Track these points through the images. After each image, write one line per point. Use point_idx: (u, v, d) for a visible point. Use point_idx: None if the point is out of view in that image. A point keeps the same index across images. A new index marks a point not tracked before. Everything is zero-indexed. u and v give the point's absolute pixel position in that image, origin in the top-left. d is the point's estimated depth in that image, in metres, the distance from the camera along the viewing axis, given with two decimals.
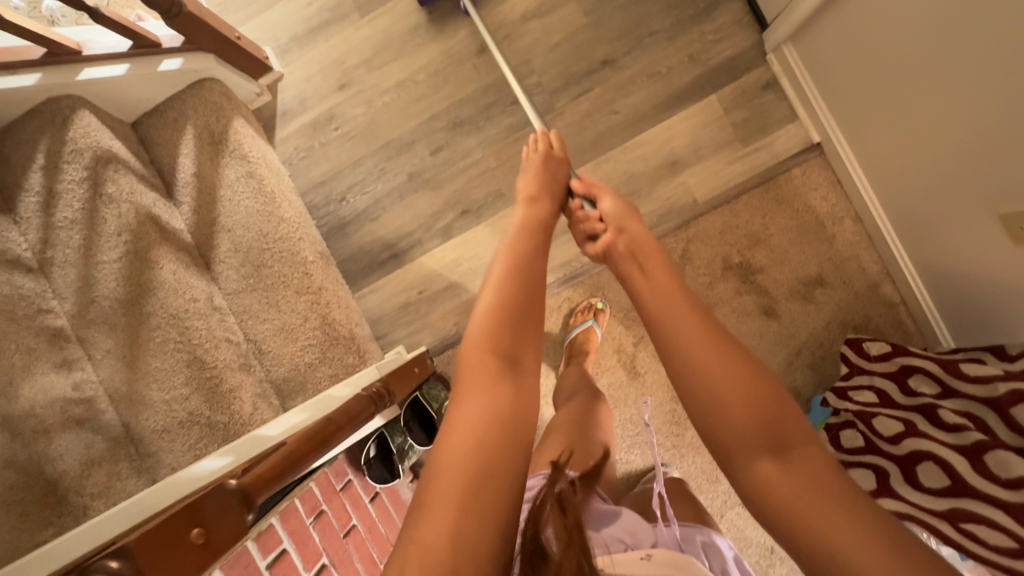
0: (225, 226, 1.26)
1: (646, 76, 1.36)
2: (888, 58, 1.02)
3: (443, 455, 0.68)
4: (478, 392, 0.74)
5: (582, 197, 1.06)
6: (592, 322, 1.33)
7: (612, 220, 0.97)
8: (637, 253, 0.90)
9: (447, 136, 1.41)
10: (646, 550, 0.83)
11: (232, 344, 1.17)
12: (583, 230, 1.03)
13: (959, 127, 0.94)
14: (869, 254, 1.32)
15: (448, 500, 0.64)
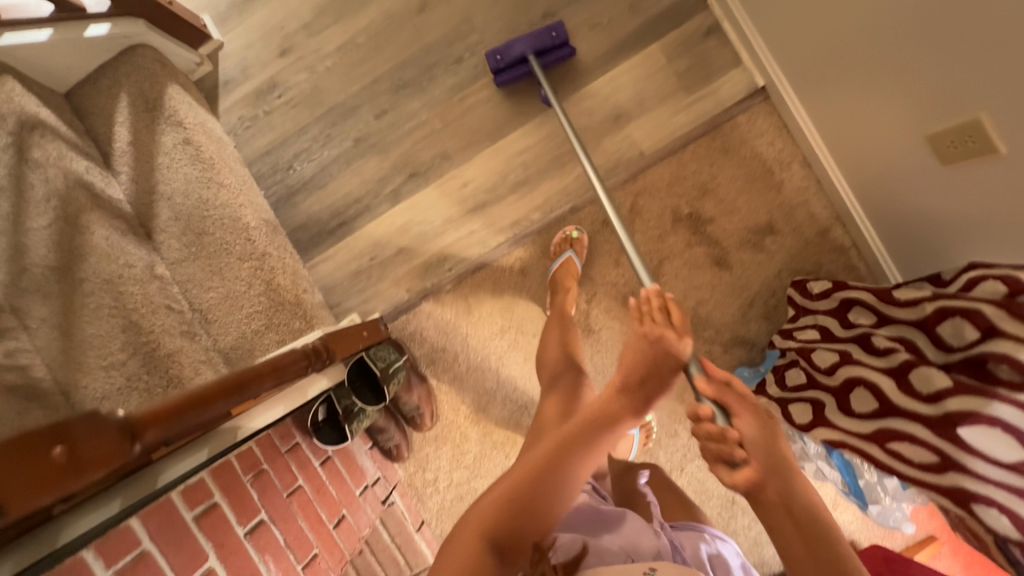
0: (164, 194, 1.24)
1: (588, 29, 1.34)
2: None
3: (476, 532, 0.68)
4: (545, 476, 0.72)
5: (712, 402, 0.82)
6: (571, 253, 1.30)
7: (754, 451, 0.74)
8: (800, 517, 0.68)
9: (391, 99, 1.40)
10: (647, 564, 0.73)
11: (173, 311, 1.18)
12: (715, 454, 0.78)
13: (893, 49, 0.92)
14: (818, 199, 1.31)
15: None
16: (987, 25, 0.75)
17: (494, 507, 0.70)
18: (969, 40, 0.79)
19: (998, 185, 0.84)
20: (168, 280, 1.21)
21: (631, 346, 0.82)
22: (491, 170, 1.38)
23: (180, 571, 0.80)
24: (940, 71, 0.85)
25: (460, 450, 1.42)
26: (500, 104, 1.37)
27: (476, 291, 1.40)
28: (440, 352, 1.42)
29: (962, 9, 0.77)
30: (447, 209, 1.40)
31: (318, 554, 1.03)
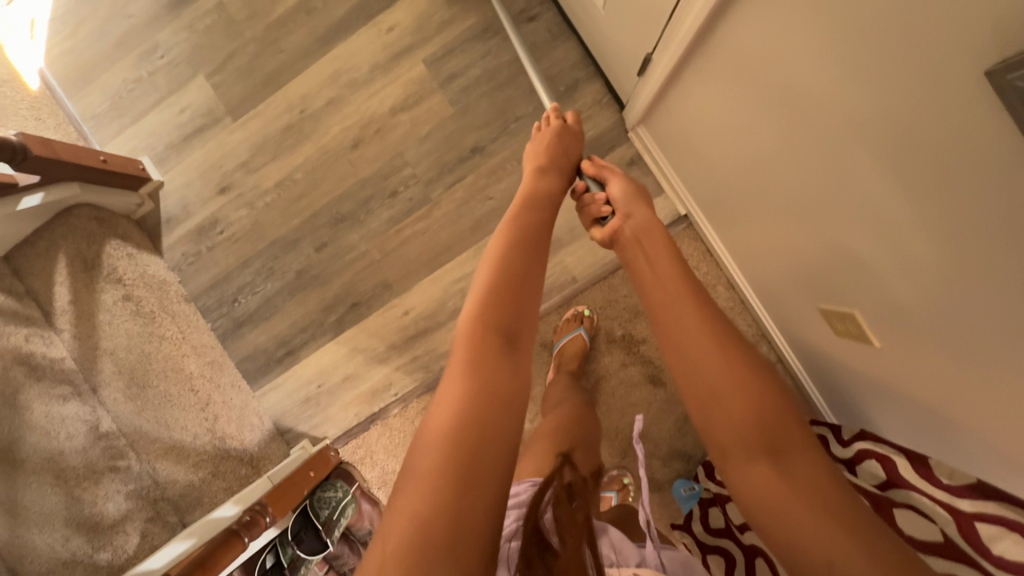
0: (107, 348, 1.30)
1: (516, 161, 1.39)
2: (720, 152, 1.05)
3: (433, 458, 0.60)
4: (485, 362, 0.68)
5: (591, 179, 0.99)
6: (581, 329, 1.34)
7: (620, 205, 0.92)
8: (647, 251, 0.86)
9: (330, 232, 1.43)
10: None
11: (118, 472, 1.21)
12: (590, 214, 0.98)
13: (779, 231, 1.00)
14: (743, 317, 1.36)
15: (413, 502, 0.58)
16: (842, 254, 0.84)
17: (450, 412, 0.64)
18: (833, 259, 0.87)
19: (876, 369, 0.89)
20: (114, 435, 1.24)
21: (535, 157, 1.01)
22: (429, 297, 1.42)
23: None
24: (818, 262, 0.92)
25: None
26: (435, 234, 1.41)
27: (422, 415, 1.43)
28: (391, 475, 1.45)
29: (824, 225, 0.84)
30: (390, 336, 1.44)
31: None
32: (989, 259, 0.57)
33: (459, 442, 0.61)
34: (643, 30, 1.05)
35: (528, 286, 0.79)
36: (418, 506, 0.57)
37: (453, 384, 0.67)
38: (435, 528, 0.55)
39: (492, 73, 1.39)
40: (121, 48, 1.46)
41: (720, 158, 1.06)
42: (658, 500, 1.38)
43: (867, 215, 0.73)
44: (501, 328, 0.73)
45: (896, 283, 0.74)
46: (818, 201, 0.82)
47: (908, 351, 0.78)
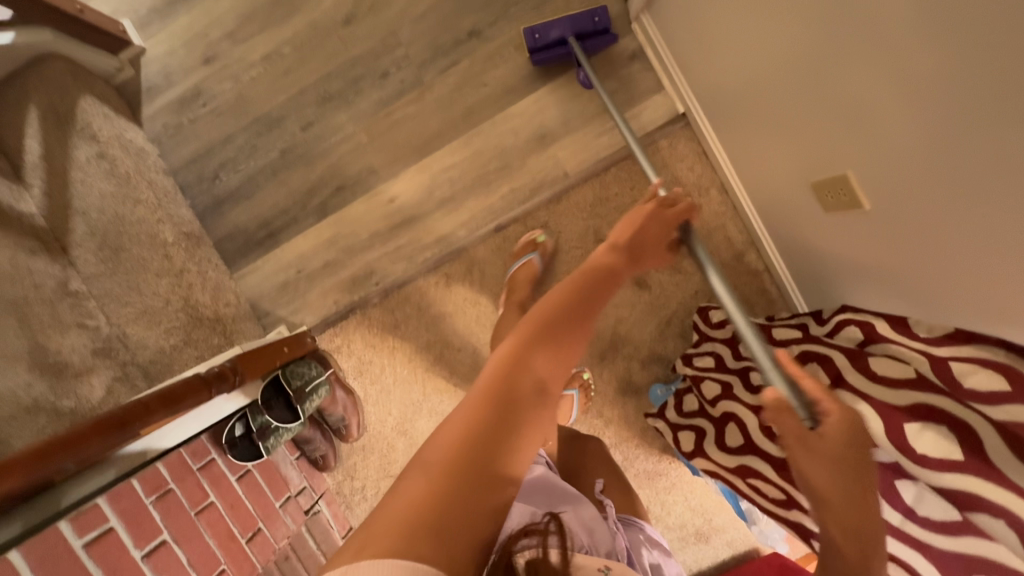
0: (79, 208, 1.24)
1: (514, 47, 1.34)
2: (727, 23, 1.01)
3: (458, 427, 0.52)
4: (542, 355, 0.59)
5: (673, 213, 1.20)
6: (531, 253, 1.31)
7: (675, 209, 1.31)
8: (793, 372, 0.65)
9: (316, 111, 1.39)
10: (604, 562, 0.73)
11: (86, 328, 1.18)
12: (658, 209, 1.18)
13: (778, 101, 0.97)
14: (734, 223, 1.34)
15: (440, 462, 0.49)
16: (843, 102, 0.81)
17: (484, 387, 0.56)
18: (832, 115, 0.85)
19: (864, 236, 0.88)
20: (84, 294, 1.21)
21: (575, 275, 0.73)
22: (417, 185, 1.39)
23: None
24: (815, 126, 0.89)
25: (388, 459, 1.46)
26: (425, 120, 1.37)
27: (403, 305, 1.42)
28: (368, 364, 1.44)
29: (829, 77, 0.81)
30: (374, 223, 1.41)
31: (223, 570, 1.06)
32: (1006, 50, 0.54)
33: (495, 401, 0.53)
34: None
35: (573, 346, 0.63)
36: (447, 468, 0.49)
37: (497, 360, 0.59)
38: (447, 514, 0.45)
39: None
40: None
41: (726, 27, 1.02)
42: (634, 403, 1.38)
43: (880, 37, 0.69)
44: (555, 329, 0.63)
45: (895, 121, 0.72)
46: (829, 50, 0.79)
47: (905, 196, 0.76)
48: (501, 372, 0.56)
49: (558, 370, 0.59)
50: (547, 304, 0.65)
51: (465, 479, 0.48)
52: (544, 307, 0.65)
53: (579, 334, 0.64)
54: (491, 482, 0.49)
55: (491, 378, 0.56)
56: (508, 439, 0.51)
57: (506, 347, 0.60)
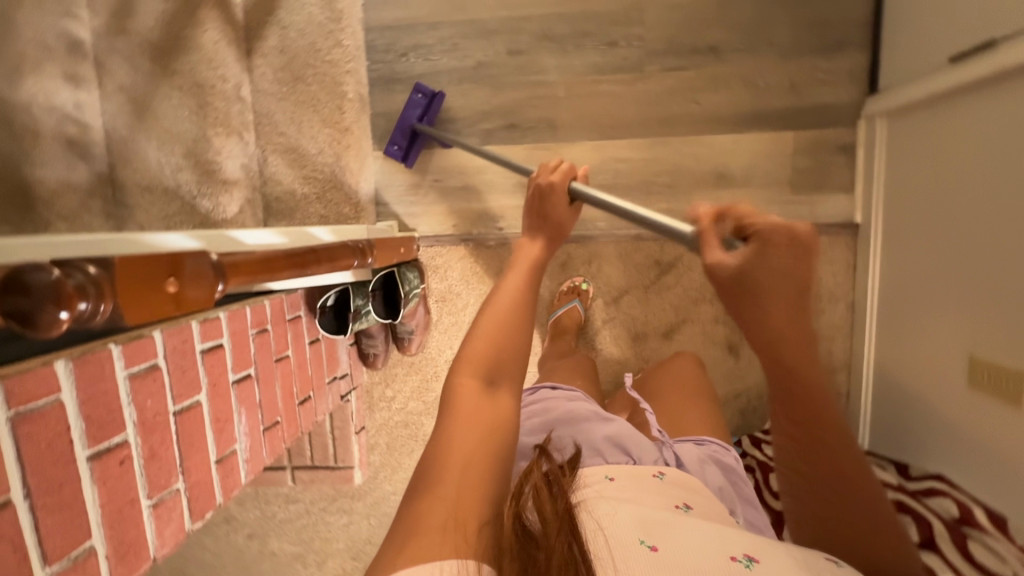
0: (281, 21, 1.20)
1: (741, 83, 1.32)
2: (970, 179, 0.99)
3: (456, 453, 0.60)
4: (488, 357, 0.69)
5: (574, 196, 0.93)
6: (576, 302, 1.37)
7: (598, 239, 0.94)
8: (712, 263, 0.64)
9: (530, 43, 1.35)
10: (658, 469, 0.76)
11: (240, 140, 1.22)
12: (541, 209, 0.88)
13: (972, 273, 0.99)
14: (843, 342, 1.36)
15: (447, 480, 0.57)
16: None
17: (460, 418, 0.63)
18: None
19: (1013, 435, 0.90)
20: (249, 106, 1.22)
21: (518, 278, 0.79)
22: (585, 160, 1.38)
23: (178, 392, 0.80)
24: (1008, 318, 0.91)
25: (427, 385, 1.50)
26: (624, 106, 1.35)
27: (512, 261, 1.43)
28: (453, 295, 1.45)
29: None
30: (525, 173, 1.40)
31: (279, 422, 1.08)
32: None
33: (472, 427, 0.62)
34: (973, 25, 0.98)
35: (510, 346, 0.71)
36: (450, 490, 0.56)
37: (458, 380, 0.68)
38: (454, 525, 0.54)
39: None
40: None
41: (957, 181, 1.03)
42: None
43: None
44: (496, 339, 0.71)
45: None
46: None
47: None
48: (467, 405, 0.64)
49: (495, 373, 0.69)
50: (496, 327, 0.72)
51: (466, 490, 0.57)
52: (495, 327, 0.72)
53: (512, 341, 0.72)
54: (479, 509, 0.56)
55: (459, 416, 0.63)
56: (480, 449, 0.61)
57: (466, 378, 0.67)
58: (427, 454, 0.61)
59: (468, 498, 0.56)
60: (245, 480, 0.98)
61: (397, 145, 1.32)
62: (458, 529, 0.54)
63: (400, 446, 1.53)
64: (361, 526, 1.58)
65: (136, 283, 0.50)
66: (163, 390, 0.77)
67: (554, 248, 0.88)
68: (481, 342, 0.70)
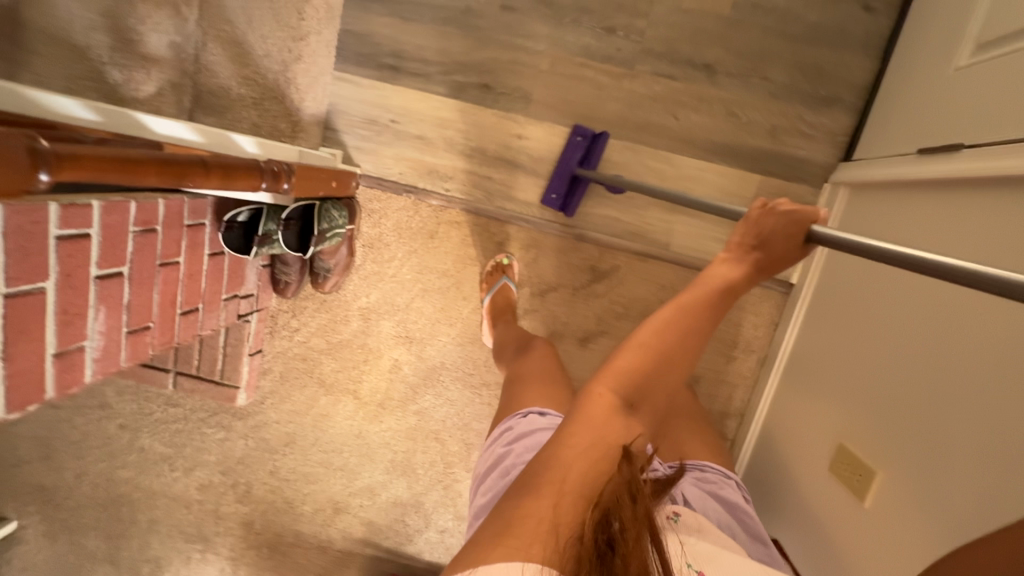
0: None
1: (726, 112, 1.26)
2: (891, 292, 0.98)
3: (576, 461, 0.52)
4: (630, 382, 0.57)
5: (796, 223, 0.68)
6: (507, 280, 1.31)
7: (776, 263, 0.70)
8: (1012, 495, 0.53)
9: (525, 4, 1.25)
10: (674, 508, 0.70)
11: (177, 14, 1.13)
12: (755, 233, 0.69)
13: (861, 371, 1.01)
14: (743, 391, 1.38)
15: (558, 483, 0.51)
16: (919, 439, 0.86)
17: (592, 431, 0.53)
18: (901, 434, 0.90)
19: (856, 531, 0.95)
20: None
21: (696, 300, 0.63)
22: (551, 145, 1.31)
23: (14, 276, 0.73)
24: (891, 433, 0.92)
25: (334, 326, 1.46)
26: (605, 100, 1.28)
27: (450, 226, 1.37)
28: (383, 244, 1.39)
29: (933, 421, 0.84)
30: (485, 140, 1.32)
31: (149, 328, 1.02)
32: None
33: (600, 459, 0.52)
34: (952, 122, 0.95)
35: (661, 376, 0.59)
36: (555, 518, 0.49)
37: (600, 375, 0.59)
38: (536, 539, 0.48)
39: (786, 18, 1.21)
40: None
41: (881, 274, 1.02)
42: None
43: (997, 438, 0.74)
44: (639, 370, 0.58)
45: (976, 519, 0.74)
46: (953, 403, 0.81)
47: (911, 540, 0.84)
48: (592, 410, 0.55)
49: (607, 394, 0.57)
50: (648, 341, 0.60)
51: (564, 494, 0.50)
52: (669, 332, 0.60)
53: (654, 381, 0.59)
54: (583, 504, 0.50)
55: (591, 424, 0.54)
56: (596, 484, 0.51)
57: (604, 387, 0.57)
58: (545, 452, 0.54)
59: (552, 520, 0.49)
60: (90, 379, 0.92)
61: None
62: (530, 533, 0.48)
63: (293, 378, 1.50)
64: (237, 443, 1.56)
65: None
66: None
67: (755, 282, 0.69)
68: (666, 356, 0.58)
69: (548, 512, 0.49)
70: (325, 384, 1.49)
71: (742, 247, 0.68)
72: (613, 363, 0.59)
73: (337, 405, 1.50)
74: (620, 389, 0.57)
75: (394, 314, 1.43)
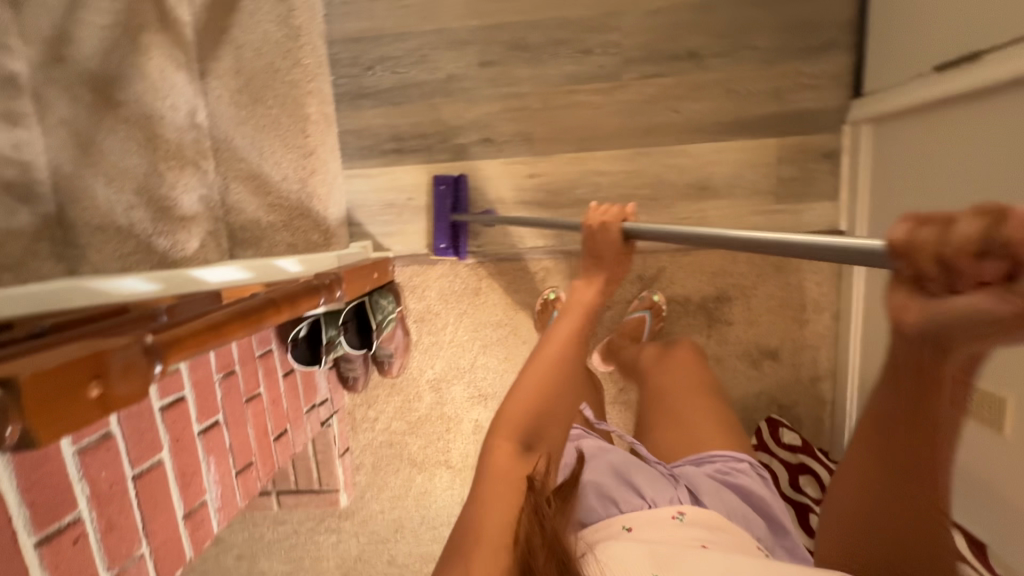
0: (236, 41, 1.17)
1: (723, 90, 1.27)
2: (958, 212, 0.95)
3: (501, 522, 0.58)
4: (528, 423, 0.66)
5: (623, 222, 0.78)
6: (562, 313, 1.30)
7: (615, 265, 0.80)
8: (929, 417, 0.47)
9: (502, 54, 1.29)
10: (679, 510, 0.72)
11: (198, 171, 1.18)
12: (592, 245, 0.79)
13: None
14: (827, 351, 1.34)
15: (491, 542, 0.57)
16: None
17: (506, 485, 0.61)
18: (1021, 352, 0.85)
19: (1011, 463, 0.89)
20: (205, 132, 1.18)
21: (570, 327, 0.75)
22: (564, 174, 1.33)
23: (135, 457, 0.78)
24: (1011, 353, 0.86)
25: (409, 405, 1.49)
26: (603, 116, 1.30)
27: (492, 278, 1.39)
28: (433, 314, 1.42)
29: None
30: (501, 190, 1.35)
31: (253, 463, 1.06)
32: None
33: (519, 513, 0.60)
34: (962, 33, 0.93)
35: (546, 412, 0.68)
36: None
37: (500, 427, 0.66)
38: None
39: None
40: None
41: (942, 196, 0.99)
42: None
43: None
44: (533, 413, 0.67)
45: None
46: None
47: None
48: (500, 463, 0.63)
49: (511, 445, 0.64)
50: (540, 382, 0.69)
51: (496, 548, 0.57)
52: (547, 368, 0.70)
53: (547, 420, 0.67)
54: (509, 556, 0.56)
55: (501, 474, 0.62)
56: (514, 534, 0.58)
57: (502, 439, 0.65)
58: (477, 490, 0.63)
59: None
60: (218, 529, 0.96)
61: (442, 245, 1.35)
62: None
63: (385, 466, 1.52)
64: (349, 544, 1.57)
65: (51, 395, 0.48)
66: (118, 458, 0.75)
67: (612, 293, 0.81)
68: (546, 387, 0.69)
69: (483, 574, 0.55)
70: (416, 463, 1.51)
71: (598, 275, 0.79)
72: (511, 405, 0.68)
73: (432, 480, 1.51)
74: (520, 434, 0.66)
75: (463, 377, 1.45)
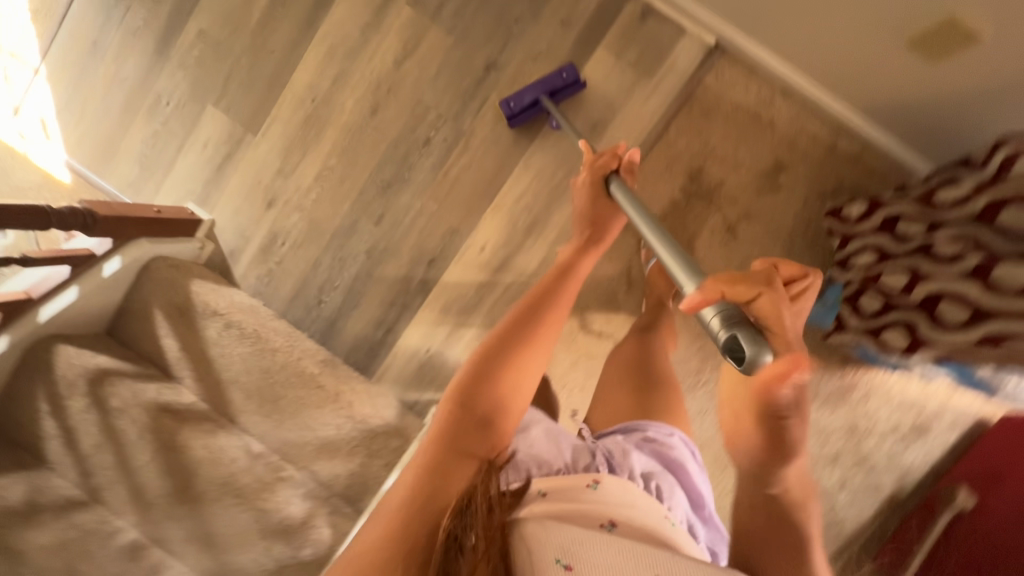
0: (230, 379, 1.30)
1: (533, 59, 1.34)
2: None
3: (412, 481, 0.62)
4: (488, 382, 0.68)
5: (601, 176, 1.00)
6: None
7: (600, 215, 0.98)
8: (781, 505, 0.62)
9: (382, 202, 1.42)
10: (594, 477, 0.70)
11: (288, 481, 1.22)
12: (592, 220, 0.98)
13: None
14: (813, 121, 1.28)
15: (394, 513, 0.60)
16: None
17: (433, 448, 0.64)
18: None
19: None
20: (267, 453, 1.25)
21: (542, 287, 0.80)
22: (501, 222, 1.39)
23: None
24: None
25: None
26: (482, 163, 1.39)
27: None
28: None
29: None
30: (475, 278, 1.41)
31: None
32: None
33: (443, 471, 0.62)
34: None
35: (511, 379, 0.69)
36: (385, 544, 0.58)
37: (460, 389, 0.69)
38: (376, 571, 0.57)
39: None
40: (128, 112, 1.47)
41: None
42: None
43: None
44: (493, 376, 0.68)
45: None
46: None
47: None
48: (448, 424, 0.65)
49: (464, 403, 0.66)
50: (504, 342, 0.71)
51: (411, 515, 0.59)
52: (544, 318, 0.75)
53: (507, 387, 0.68)
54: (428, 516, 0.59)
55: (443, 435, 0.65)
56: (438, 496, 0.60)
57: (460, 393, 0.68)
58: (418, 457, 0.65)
59: (387, 549, 0.58)
60: None
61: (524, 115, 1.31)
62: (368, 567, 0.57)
63: None
64: None
65: None
66: None
67: (587, 257, 0.91)
68: (541, 359, 0.73)
69: (375, 547, 0.58)
70: None
71: (587, 244, 0.93)
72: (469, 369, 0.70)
73: None
74: (476, 382, 0.68)
75: None
